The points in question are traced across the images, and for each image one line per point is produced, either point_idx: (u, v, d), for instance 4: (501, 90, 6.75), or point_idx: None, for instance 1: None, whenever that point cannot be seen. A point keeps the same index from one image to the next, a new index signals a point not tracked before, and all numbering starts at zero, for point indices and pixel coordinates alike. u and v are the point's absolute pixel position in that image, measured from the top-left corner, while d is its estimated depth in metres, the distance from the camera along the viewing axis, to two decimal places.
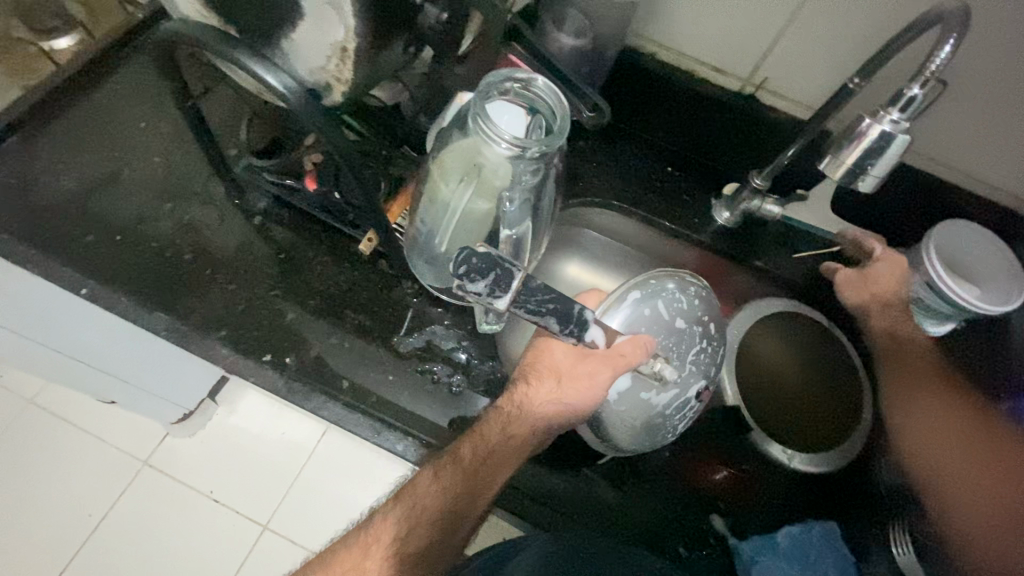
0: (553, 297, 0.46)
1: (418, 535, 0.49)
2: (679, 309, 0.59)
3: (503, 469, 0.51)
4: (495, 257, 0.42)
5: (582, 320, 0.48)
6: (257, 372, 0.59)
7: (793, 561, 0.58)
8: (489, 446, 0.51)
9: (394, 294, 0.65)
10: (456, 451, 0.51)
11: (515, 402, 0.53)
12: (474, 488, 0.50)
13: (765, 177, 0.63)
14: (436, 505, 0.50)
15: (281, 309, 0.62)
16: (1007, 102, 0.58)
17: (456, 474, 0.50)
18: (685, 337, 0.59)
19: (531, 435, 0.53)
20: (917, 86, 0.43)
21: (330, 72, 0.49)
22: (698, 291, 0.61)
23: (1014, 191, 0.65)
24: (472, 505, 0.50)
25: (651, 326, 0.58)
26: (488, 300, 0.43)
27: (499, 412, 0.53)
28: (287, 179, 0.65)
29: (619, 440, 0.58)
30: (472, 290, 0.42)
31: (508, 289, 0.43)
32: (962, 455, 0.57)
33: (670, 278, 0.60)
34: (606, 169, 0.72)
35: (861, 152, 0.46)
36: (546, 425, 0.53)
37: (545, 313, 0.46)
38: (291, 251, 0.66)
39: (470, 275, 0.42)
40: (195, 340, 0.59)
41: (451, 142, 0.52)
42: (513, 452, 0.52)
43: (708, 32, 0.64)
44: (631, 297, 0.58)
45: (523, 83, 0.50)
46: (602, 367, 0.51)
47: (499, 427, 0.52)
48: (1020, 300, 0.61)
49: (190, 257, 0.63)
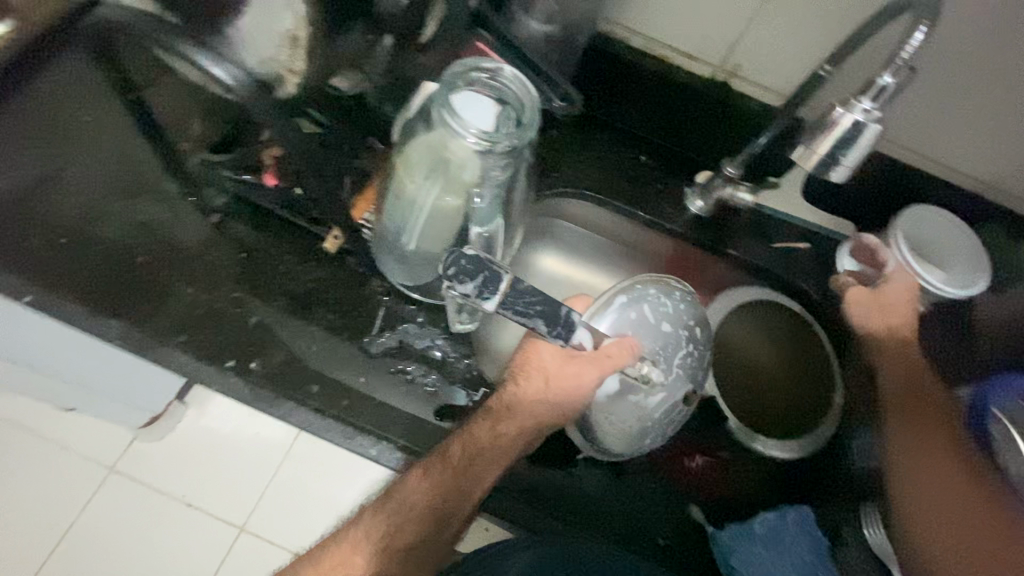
0: (539, 298, 0.47)
1: (407, 532, 0.49)
2: (665, 313, 0.59)
3: (492, 468, 0.51)
4: (481, 259, 0.44)
5: (569, 322, 0.49)
6: (222, 379, 0.56)
7: (771, 547, 0.58)
8: (478, 444, 0.51)
9: (364, 292, 0.63)
10: (444, 449, 0.51)
11: (503, 401, 0.53)
12: (462, 486, 0.50)
13: (737, 165, 0.63)
14: (424, 504, 0.50)
15: (245, 312, 0.59)
16: (971, 88, 0.59)
17: (444, 471, 0.50)
18: (673, 340, 0.59)
19: (521, 434, 0.53)
20: (888, 74, 0.43)
21: (281, 62, 0.48)
22: (685, 294, 0.61)
23: (978, 176, 0.66)
24: (461, 504, 0.50)
25: (638, 330, 0.58)
26: (476, 300, 0.44)
27: (487, 412, 0.53)
28: (244, 175, 0.62)
29: (605, 439, 0.59)
30: (460, 291, 0.44)
31: (496, 291, 0.44)
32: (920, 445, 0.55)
33: (657, 282, 0.60)
34: (580, 158, 0.71)
35: (833, 142, 0.45)
36: (534, 424, 0.53)
37: (532, 314, 0.47)
38: (253, 250, 0.63)
39: (459, 276, 0.44)
40: (153, 348, 0.56)
41: (415, 135, 0.50)
42: (502, 451, 0.52)
43: (679, 18, 0.63)
44: (617, 302, 0.58)
45: (489, 74, 0.49)
46: (590, 369, 0.52)
47: (488, 427, 0.52)
48: (981, 286, 0.63)
49: (143, 259, 0.59)
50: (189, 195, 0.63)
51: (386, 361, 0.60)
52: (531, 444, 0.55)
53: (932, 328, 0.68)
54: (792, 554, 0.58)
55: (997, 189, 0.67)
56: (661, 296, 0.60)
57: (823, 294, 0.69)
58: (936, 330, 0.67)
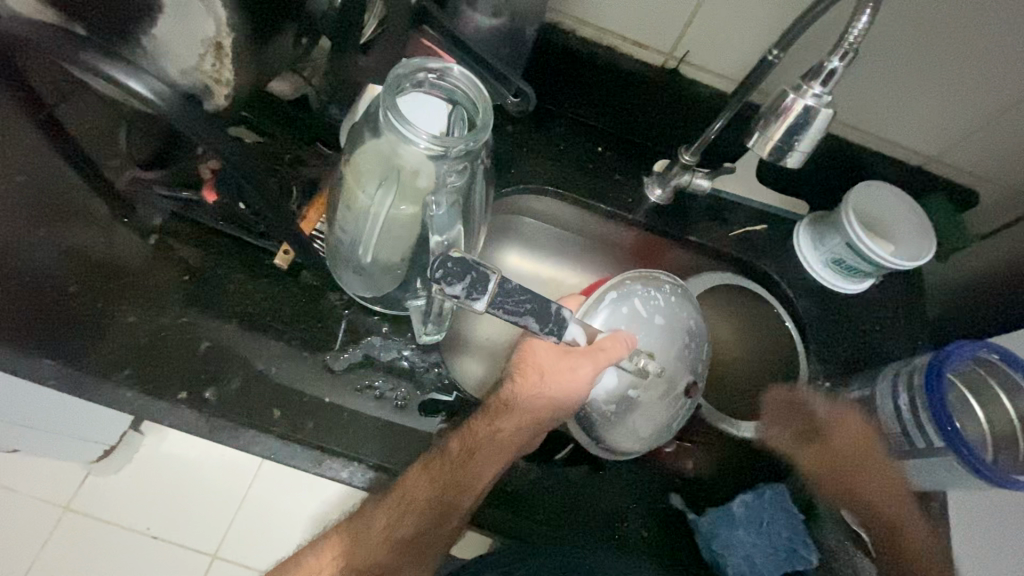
0: (529, 296, 0.47)
1: (407, 522, 0.49)
2: (656, 306, 0.60)
3: (493, 463, 0.50)
4: (470, 260, 0.44)
5: (560, 319, 0.48)
6: (173, 413, 0.52)
7: (751, 528, 0.59)
8: (476, 440, 0.50)
9: (323, 306, 0.60)
10: (444, 445, 0.51)
11: (501, 397, 0.51)
12: (460, 481, 0.49)
13: (693, 154, 0.62)
14: (425, 496, 0.49)
15: (195, 338, 0.56)
16: (910, 66, 0.60)
17: (444, 466, 0.50)
18: (666, 333, 0.60)
19: (520, 431, 0.50)
20: (837, 58, 0.43)
21: (205, 73, 0.43)
22: (674, 287, 0.62)
23: (920, 150, 0.69)
24: (461, 499, 0.49)
25: (630, 324, 0.58)
26: (466, 302, 0.44)
27: (487, 408, 0.51)
28: (181, 192, 0.58)
29: (607, 435, 0.57)
30: (449, 293, 0.44)
31: (485, 291, 0.44)
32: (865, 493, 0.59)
33: (648, 278, 0.61)
34: (537, 153, 0.69)
35: (787, 128, 0.45)
36: (532, 420, 0.50)
37: (522, 313, 0.47)
38: (199, 269, 0.59)
39: (447, 278, 0.43)
40: (93, 387, 0.51)
41: (364, 142, 0.48)
42: (501, 447, 0.50)
43: (627, 7, 0.62)
44: (609, 297, 0.59)
45: (438, 73, 0.46)
46: (587, 363, 0.50)
47: (485, 424, 0.50)
48: (929, 254, 0.64)
49: (74, 289, 0.54)
50: (121, 215, 0.59)
51: (351, 377, 0.58)
52: (531, 443, 0.52)
53: (886, 299, 0.70)
54: (771, 533, 0.59)
55: (938, 161, 0.69)
56: (651, 291, 0.60)
57: (785, 274, 0.70)
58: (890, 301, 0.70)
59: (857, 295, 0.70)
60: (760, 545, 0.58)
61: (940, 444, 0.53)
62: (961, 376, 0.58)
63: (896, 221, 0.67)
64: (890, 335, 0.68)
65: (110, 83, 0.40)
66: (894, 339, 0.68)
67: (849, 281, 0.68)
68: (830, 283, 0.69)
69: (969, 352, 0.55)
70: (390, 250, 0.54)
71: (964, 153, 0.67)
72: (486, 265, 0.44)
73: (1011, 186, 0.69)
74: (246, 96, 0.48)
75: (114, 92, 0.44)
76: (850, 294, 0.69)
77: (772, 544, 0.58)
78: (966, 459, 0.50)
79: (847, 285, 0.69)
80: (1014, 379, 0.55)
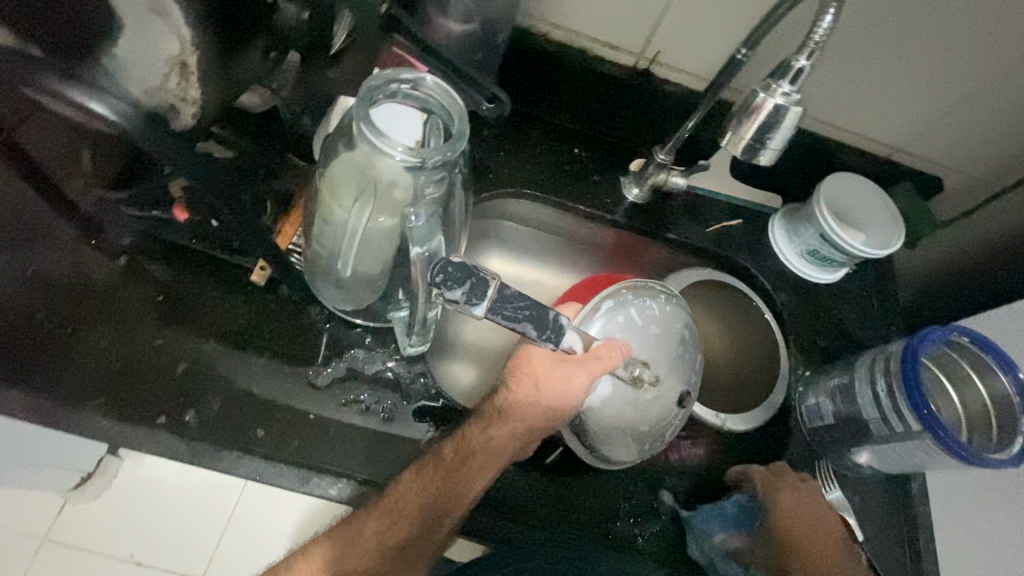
0: (527, 303, 0.46)
1: (401, 529, 0.49)
2: (652, 315, 0.60)
3: (485, 471, 0.49)
4: (470, 264, 0.44)
5: (557, 326, 0.48)
6: (152, 438, 0.51)
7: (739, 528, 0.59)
8: (469, 447, 0.50)
9: (303, 321, 0.59)
10: (437, 451, 0.51)
11: (495, 403, 0.51)
12: (451, 487, 0.49)
13: (668, 152, 0.63)
14: (418, 502, 0.49)
15: (171, 360, 0.54)
16: (873, 61, 0.62)
17: (437, 471, 0.49)
18: (662, 342, 0.59)
19: (514, 439, 0.50)
20: (803, 57, 0.44)
21: (171, 91, 0.43)
22: (667, 297, 0.62)
23: (886, 142, 0.70)
24: (453, 504, 0.49)
25: (627, 332, 0.58)
26: (465, 307, 0.44)
27: (482, 415, 0.51)
28: (150, 211, 0.56)
29: (601, 445, 0.57)
30: (450, 298, 0.44)
31: (484, 298, 0.44)
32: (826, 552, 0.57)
33: (644, 288, 0.61)
34: (514, 157, 0.69)
35: (757, 127, 0.46)
36: (527, 430, 0.50)
37: (521, 319, 0.46)
38: (172, 289, 0.57)
39: (446, 282, 0.44)
40: (65, 416, 0.49)
41: (338, 155, 0.48)
42: (494, 454, 0.50)
43: (596, 9, 0.62)
44: (605, 306, 0.58)
45: (411, 83, 0.46)
46: (580, 372, 0.49)
47: (479, 431, 0.50)
48: (899, 241, 0.65)
49: (42, 315, 0.53)
50: (88, 238, 0.57)
51: (336, 392, 0.57)
52: (525, 449, 0.53)
53: (860, 287, 0.72)
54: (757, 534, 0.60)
55: (903, 151, 0.71)
56: (646, 301, 0.60)
57: (763, 267, 0.71)
58: (863, 289, 0.72)
59: (833, 285, 0.71)
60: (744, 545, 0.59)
61: (917, 427, 0.54)
62: (934, 360, 0.60)
63: (867, 212, 0.69)
64: (864, 323, 0.70)
65: (69, 105, 0.38)
66: (868, 326, 0.70)
67: (823, 272, 0.70)
68: (805, 274, 0.71)
69: (940, 337, 0.57)
70: (370, 261, 0.53)
71: (927, 143, 0.70)
72: (484, 270, 0.45)
73: (973, 173, 0.71)
74: (215, 112, 0.47)
75: (76, 114, 0.43)
76: (824, 284, 0.71)
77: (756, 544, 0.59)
78: (943, 440, 0.52)
79: (821, 275, 0.70)
80: (984, 360, 0.57)
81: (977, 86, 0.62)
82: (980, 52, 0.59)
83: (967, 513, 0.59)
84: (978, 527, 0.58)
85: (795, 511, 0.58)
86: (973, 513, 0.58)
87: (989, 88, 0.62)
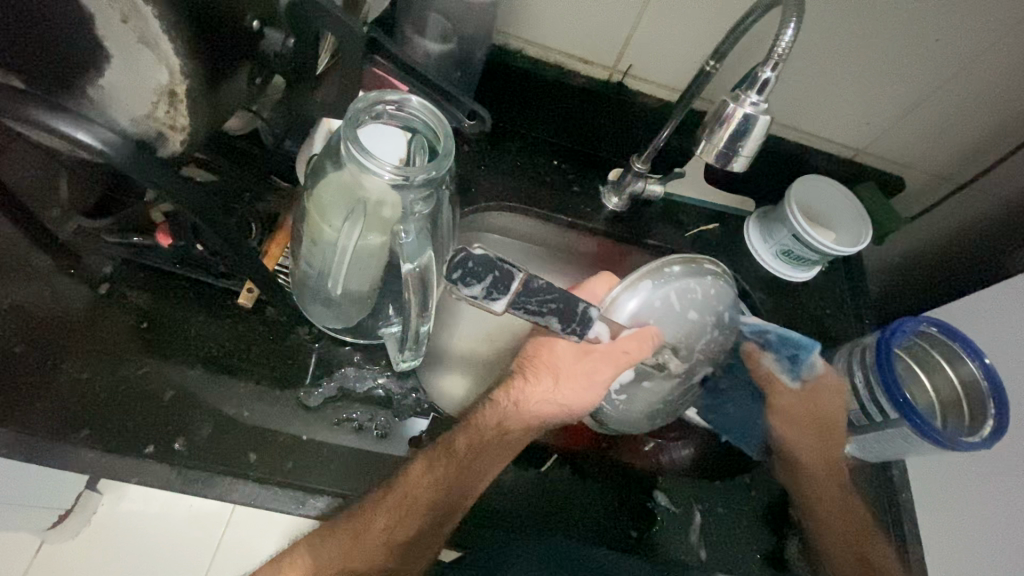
0: (553, 296, 0.49)
1: (407, 526, 0.50)
2: (692, 300, 0.58)
3: (496, 461, 0.53)
4: (492, 258, 0.46)
5: (585, 319, 0.50)
6: (141, 469, 0.49)
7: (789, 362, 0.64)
8: (484, 440, 0.53)
9: (291, 342, 0.59)
10: (450, 445, 0.52)
11: (509, 397, 0.55)
12: (464, 481, 0.51)
13: (645, 161, 0.64)
14: (428, 496, 0.51)
15: (158, 389, 0.53)
16: (833, 68, 0.65)
17: (450, 466, 0.51)
18: (697, 326, 0.59)
19: (527, 431, 0.55)
20: (768, 69, 0.46)
21: (160, 120, 0.44)
22: (715, 277, 0.59)
23: (849, 144, 0.74)
24: (462, 499, 0.51)
25: (659, 316, 0.57)
26: (485, 301, 0.46)
27: (495, 406, 0.55)
28: (131, 237, 0.56)
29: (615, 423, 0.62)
30: (468, 293, 0.46)
31: (506, 291, 0.46)
32: (825, 443, 0.63)
33: (692, 270, 0.57)
34: (495, 171, 0.70)
35: (729, 134, 0.48)
36: (538, 422, 0.55)
37: (546, 312, 0.49)
38: (154, 316, 0.57)
39: (465, 279, 0.45)
40: (48, 451, 0.48)
41: (326, 176, 0.48)
42: (506, 445, 0.54)
43: (570, 28, 0.64)
44: (643, 287, 0.56)
45: (396, 104, 0.48)
46: (604, 365, 0.54)
47: (494, 418, 0.54)
48: (868, 238, 0.68)
49: (21, 348, 0.51)
50: (67, 266, 0.56)
51: (328, 411, 0.57)
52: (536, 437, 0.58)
53: (833, 284, 0.75)
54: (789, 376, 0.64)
55: (865, 153, 0.75)
56: (691, 283, 0.57)
57: (742, 268, 0.73)
58: (837, 285, 0.75)
59: (809, 282, 0.74)
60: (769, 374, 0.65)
61: (895, 415, 0.57)
62: (907, 350, 0.63)
63: (838, 213, 0.72)
64: (839, 317, 0.73)
65: (51, 134, 0.38)
66: (843, 321, 0.73)
67: (799, 270, 0.72)
68: (781, 273, 0.73)
69: (910, 328, 0.60)
70: (359, 278, 0.54)
71: (888, 144, 0.73)
72: (507, 263, 0.46)
73: (933, 171, 0.75)
74: (199, 138, 0.48)
75: (59, 144, 0.42)
76: (799, 282, 0.73)
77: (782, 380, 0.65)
78: (919, 427, 0.54)
79: (797, 274, 0.73)
80: (952, 348, 0.60)
81: (930, 88, 0.66)
82: (931, 57, 0.63)
83: (952, 498, 0.61)
84: (962, 510, 0.59)
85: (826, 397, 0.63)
86: (955, 497, 0.60)
87: (941, 89, 0.66)
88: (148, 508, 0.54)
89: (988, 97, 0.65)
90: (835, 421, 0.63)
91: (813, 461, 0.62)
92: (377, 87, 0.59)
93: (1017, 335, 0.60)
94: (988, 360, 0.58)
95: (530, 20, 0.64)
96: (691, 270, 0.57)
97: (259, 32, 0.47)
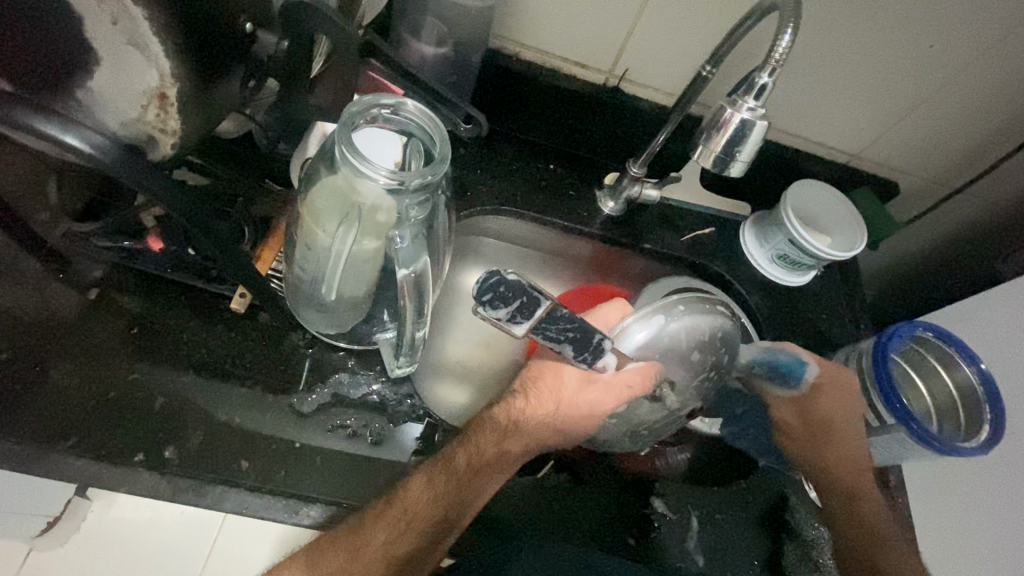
0: (574, 325, 0.48)
1: (407, 541, 0.49)
2: (698, 339, 0.55)
3: (494, 481, 0.53)
4: (524, 284, 0.45)
5: (598, 349, 0.50)
6: (129, 478, 0.49)
7: (780, 377, 0.66)
8: (484, 459, 0.53)
9: (284, 347, 0.58)
10: (451, 460, 0.52)
11: (510, 415, 0.56)
12: (465, 496, 0.51)
13: (640, 165, 0.64)
14: (425, 513, 0.50)
15: (149, 395, 0.52)
16: (829, 73, 0.65)
17: (449, 479, 0.51)
18: (697, 367, 0.57)
19: (526, 451, 0.56)
20: (766, 74, 0.46)
21: (150, 123, 0.43)
22: (726, 321, 0.56)
23: (845, 149, 0.74)
24: (460, 517, 0.51)
25: (666, 351, 0.55)
26: (506, 324, 0.45)
27: (495, 423, 0.55)
28: (122, 241, 0.56)
29: (611, 440, 0.61)
30: (492, 315, 0.45)
31: (530, 316, 0.45)
32: (837, 450, 0.63)
33: (703, 309, 0.54)
34: (491, 175, 0.70)
35: (727, 140, 0.48)
36: (536, 443, 0.57)
37: (563, 339, 0.49)
38: (144, 322, 0.56)
39: (493, 302, 0.45)
40: (36, 459, 0.47)
41: (321, 180, 0.48)
42: (503, 466, 0.54)
43: (567, 32, 0.64)
44: (655, 321, 0.53)
45: (392, 108, 0.47)
46: (607, 397, 0.55)
47: (495, 440, 0.54)
48: (864, 242, 0.68)
49: (7, 355, 0.51)
50: (55, 270, 0.55)
51: (322, 418, 0.56)
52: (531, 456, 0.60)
53: (829, 288, 0.75)
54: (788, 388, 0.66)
55: (862, 157, 0.75)
56: (700, 324, 0.55)
57: (739, 272, 0.72)
58: (832, 290, 0.75)
59: (804, 288, 0.74)
60: (768, 390, 0.67)
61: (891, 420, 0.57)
62: (903, 355, 0.63)
63: (833, 218, 0.71)
64: (837, 322, 0.73)
65: (37, 138, 0.37)
66: (840, 326, 0.73)
67: (796, 275, 0.72)
68: (780, 280, 0.72)
69: (907, 334, 0.60)
70: (353, 284, 0.53)
71: (884, 149, 0.73)
72: (536, 290, 0.46)
73: (928, 176, 0.75)
74: (192, 141, 0.47)
75: (46, 148, 0.42)
76: (796, 288, 0.73)
77: (780, 391, 0.67)
78: (916, 431, 0.55)
79: (795, 279, 0.72)
80: (948, 353, 0.60)
81: (925, 94, 0.66)
82: (927, 63, 0.63)
83: (946, 500, 0.61)
84: (967, 516, 0.59)
85: (826, 400, 0.64)
86: (956, 504, 0.60)
87: (937, 95, 0.66)
88: (138, 515, 0.52)
89: (984, 100, 0.66)
90: (844, 423, 0.63)
91: (832, 471, 0.63)
92: (373, 89, 0.59)
93: (1013, 340, 0.60)
94: (983, 365, 0.58)
95: (526, 24, 0.64)
96: (704, 308, 0.55)
97: (252, 34, 0.46)
